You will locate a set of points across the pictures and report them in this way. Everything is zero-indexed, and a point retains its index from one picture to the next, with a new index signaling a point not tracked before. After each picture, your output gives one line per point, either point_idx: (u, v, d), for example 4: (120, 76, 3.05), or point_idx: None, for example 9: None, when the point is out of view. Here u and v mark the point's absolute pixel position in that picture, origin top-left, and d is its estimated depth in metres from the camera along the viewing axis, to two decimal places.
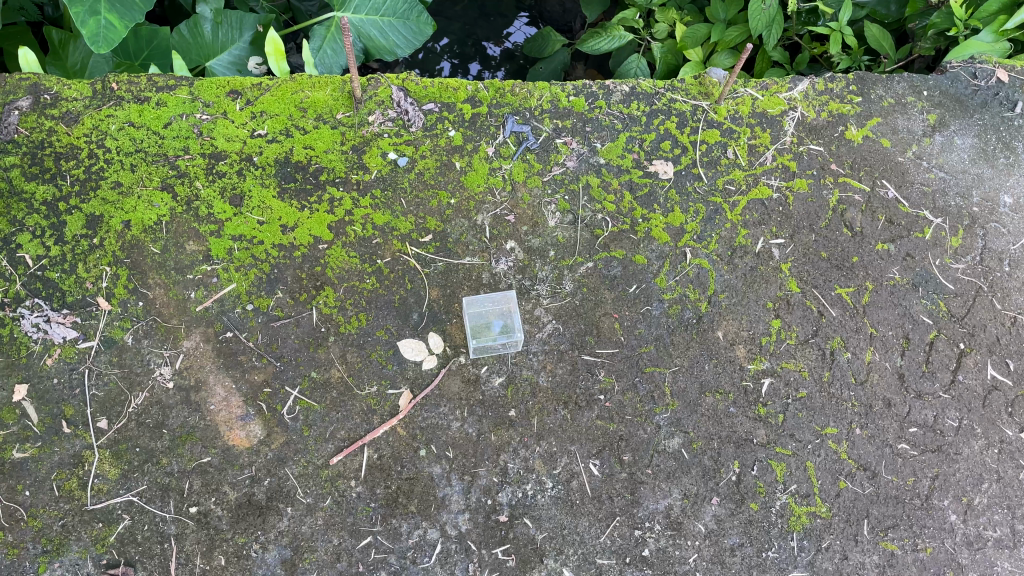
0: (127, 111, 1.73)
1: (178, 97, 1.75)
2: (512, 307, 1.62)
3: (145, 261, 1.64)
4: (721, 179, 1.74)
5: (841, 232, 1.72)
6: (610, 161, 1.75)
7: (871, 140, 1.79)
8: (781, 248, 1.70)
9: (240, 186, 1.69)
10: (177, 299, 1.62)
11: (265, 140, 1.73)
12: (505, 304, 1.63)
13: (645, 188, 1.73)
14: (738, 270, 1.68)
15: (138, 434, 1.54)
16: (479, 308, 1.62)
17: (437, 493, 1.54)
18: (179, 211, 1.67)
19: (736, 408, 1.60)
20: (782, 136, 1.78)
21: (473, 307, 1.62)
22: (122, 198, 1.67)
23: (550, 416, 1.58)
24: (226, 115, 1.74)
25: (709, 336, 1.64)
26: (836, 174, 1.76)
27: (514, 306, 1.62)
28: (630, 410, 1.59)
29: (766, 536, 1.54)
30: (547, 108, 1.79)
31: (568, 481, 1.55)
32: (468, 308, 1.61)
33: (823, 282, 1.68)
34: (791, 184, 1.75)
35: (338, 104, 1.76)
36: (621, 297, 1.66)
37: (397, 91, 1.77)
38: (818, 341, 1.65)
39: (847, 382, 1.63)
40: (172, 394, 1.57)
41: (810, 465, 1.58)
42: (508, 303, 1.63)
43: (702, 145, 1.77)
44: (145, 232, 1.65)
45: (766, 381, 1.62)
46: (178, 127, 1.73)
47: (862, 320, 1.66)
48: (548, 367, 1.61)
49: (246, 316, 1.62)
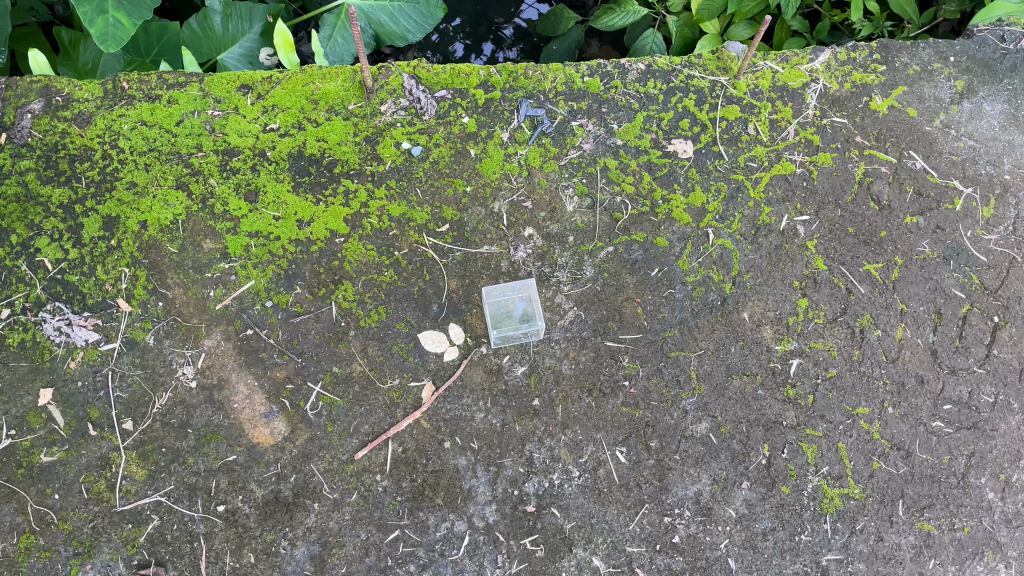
0: (139, 111, 1.71)
1: (189, 94, 1.73)
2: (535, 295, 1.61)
3: (163, 262, 1.63)
4: (742, 156, 1.70)
5: (868, 207, 1.67)
6: (628, 142, 1.71)
7: (897, 109, 1.74)
8: (806, 225, 1.66)
9: (255, 181, 1.68)
10: (196, 298, 1.62)
11: (277, 134, 1.71)
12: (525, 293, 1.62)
13: (664, 168, 1.69)
14: (763, 249, 1.64)
15: (164, 434, 1.54)
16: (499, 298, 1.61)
17: (463, 485, 1.53)
18: (195, 210, 1.66)
19: (765, 390, 1.57)
20: (805, 109, 1.73)
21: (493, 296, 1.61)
22: (137, 198, 1.66)
23: (575, 404, 1.56)
24: (237, 110, 1.72)
25: (735, 318, 1.61)
26: (861, 147, 1.71)
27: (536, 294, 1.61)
28: (655, 396, 1.57)
29: (798, 520, 1.51)
30: (561, 90, 1.74)
31: (595, 469, 1.53)
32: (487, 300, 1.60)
33: (851, 258, 1.64)
34: (815, 158, 1.70)
35: (350, 94, 1.73)
36: (643, 281, 1.63)
37: (408, 79, 1.73)
38: (847, 319, 1.61)
39: (878, 360, 1.59)
40: (195, 393, 1.57)
41: (842, 446, 1.55)
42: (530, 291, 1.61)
43: (722, 121, 1.72)
44: (161, 232, 1.65)
45: (794, 362, 1.58)
46: (190, 125, 1.71)
47: (891, 297, 1.62)
48: (571, 354, 1.59)
49: (266, 312, 1.61)
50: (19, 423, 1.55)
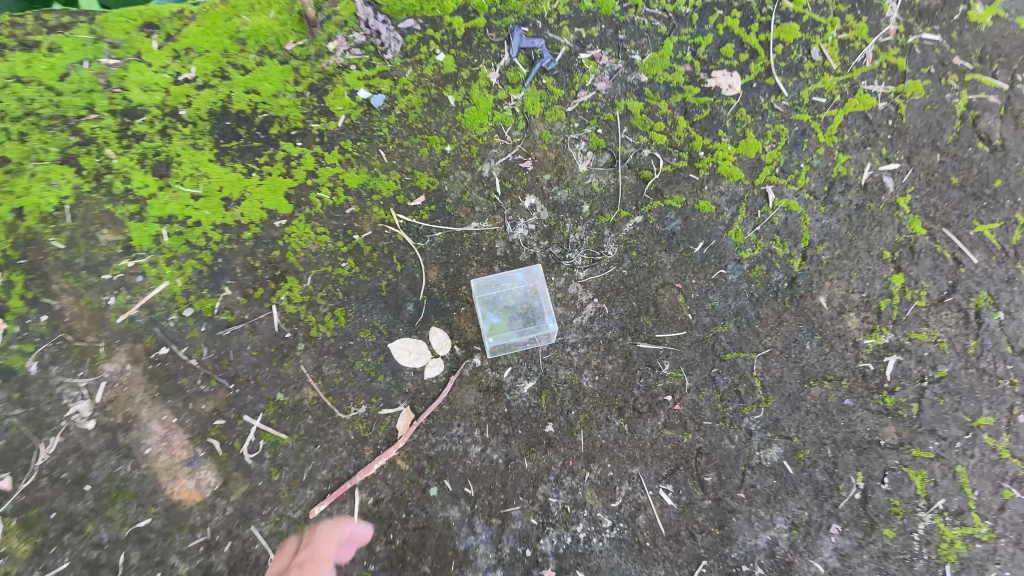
0: (11, 63, 1.30)
1: (77, 38, 1.32)
2: (543, 285, 1.23)
3: (47, 261, 1.23)
4: (806, 89, 1.29)
5: (976, 148, 1.27)
6: (655, 78, 1.30)
7: (1004, 21, 1.32)
8: (895, 176, 1.26)
9: (166, 150, 1.27)
10: (92, 308, 1.21)
11: (194, 86, 1.30)
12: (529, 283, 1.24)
13: (704, 110, 1.29)
14: (839, 211, 1.25)
15: (52, 494, 1.15)
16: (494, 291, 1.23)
17: (457, 545, 1.13)
18: (86, 191, 1.25)
19: (853, 400, 1.18)
20: (884, 24, 1.32)
21: (485, 291, 1.23)
22: (9, 178, 1.24)
23: (601, 429, 1.17)
24: (140, 58, 1.31)
25: (809, 304, 1.21)
26: (961, 71, 1.30)
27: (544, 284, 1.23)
28: (708, 413, 1.18)
29: (909, 573, 1.12)
30: (564, 13, 1.34)
31: (633, 516, 1.15)
32: (478, 295, 1.22)
33: (958, 219, 1.24)
34: (901, 89, 1.29)
35: (287, 30, 1.32)
36: (685, 260, 1.23)
37: (363, 7, 1.32)
38: (958, 299, 1.21)
39: (1002, 353, 1.19)
40: (94, 437, 1.17)
41: (961, 470, 1.16)
42: (537, 280, 1.23)
43: (777, 45, 1.31)
44: (43, 222, 1.24)
45: (891, 360, 1.19)
46: (79, 79, 1.30)
47: (1014, 267, 1.22)
48: (593, 363, 1.20)
49: (185, 324, 1.21)
50: None
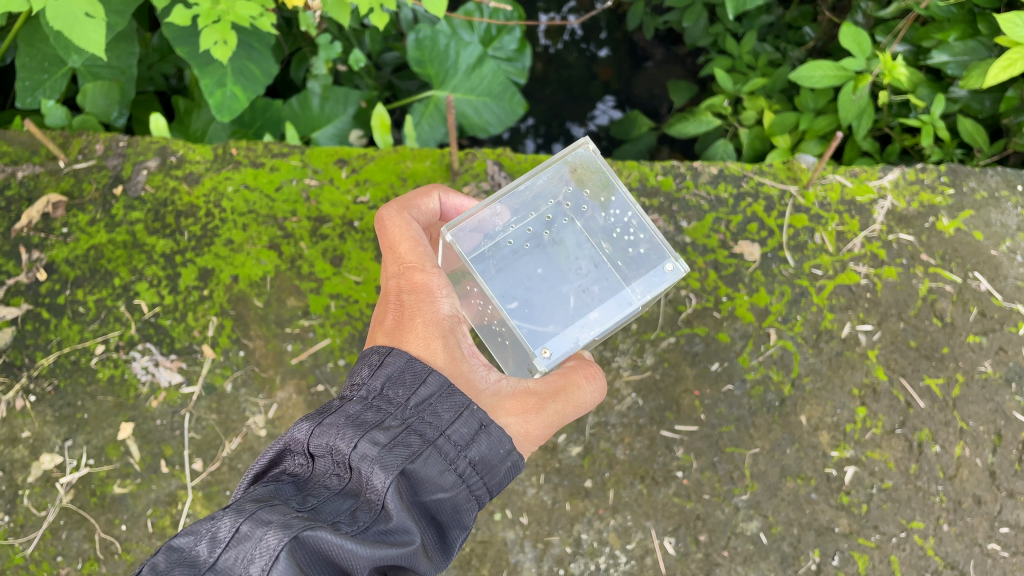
0: (243, 175, 1.82)
1: (290, 163, 1.84)
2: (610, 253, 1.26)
3: (248, 314, 1.74)
4: (808, 263, 1.73)
5: (931, 323, 1.70)
6: (696, 240, 1.74)
7: (963, 232, 1.76)
8: (868, 334, 1.69)
9: (341, 247, 1.78)
10: (275, 350, 1.72)
11: (367, 207, 1.80)
12: (629, 288, 1.22)
13: (730, 268, 1.72)
14: (824, 354, 1.68)
15: (229, 477, 1.65)
16: (503, 264, 1.26)
17: (510, 558, 1.56)
18: (283, 268, 1.77)
19: (818, 495, 1.61)
20: (872, 223, 1.77)
21: (507, 211, 1.25)
22: (233, 254, 1.78)
23: (627, 489, 1.60)
24: (332, 182, 1.82)
25: (792, 420, 1.64)
26: (927, 264, 1.73)
27: (619, 311, 1.21)
28: (708, 489, 1.60)
29: None
30: (634, 187, 1.79)
31: (642, 557, 1.57)
32: (582, 191, 1.26)
33: (912, 371, 1.67)
34: (880, 271, 1.73)
35: (437, 175, 1.83)
36: (703, 374, 1.66)
37: (491, 165, 1.84)
38: (905, 432, 1.64)
39: (935, 476, 1.62)
40: (263, 441, 1.67)
41: (894, 559, 1.58)
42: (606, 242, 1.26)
43: (790, 228, 1.76)
44: (251, 286, 1.76)
45: (850, 470, 1.62)
46: (288, 192, 1.81)
47: (951, 413, 1.65)
48: (626, 440, 1.62)
49: (338, 370, 1.70)
50: (98, 453, 1.67)
